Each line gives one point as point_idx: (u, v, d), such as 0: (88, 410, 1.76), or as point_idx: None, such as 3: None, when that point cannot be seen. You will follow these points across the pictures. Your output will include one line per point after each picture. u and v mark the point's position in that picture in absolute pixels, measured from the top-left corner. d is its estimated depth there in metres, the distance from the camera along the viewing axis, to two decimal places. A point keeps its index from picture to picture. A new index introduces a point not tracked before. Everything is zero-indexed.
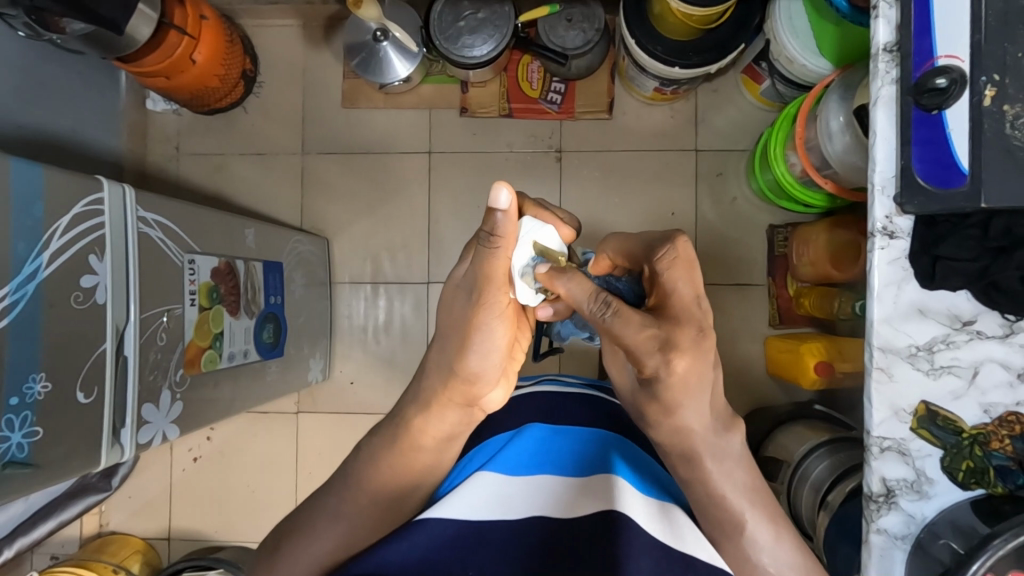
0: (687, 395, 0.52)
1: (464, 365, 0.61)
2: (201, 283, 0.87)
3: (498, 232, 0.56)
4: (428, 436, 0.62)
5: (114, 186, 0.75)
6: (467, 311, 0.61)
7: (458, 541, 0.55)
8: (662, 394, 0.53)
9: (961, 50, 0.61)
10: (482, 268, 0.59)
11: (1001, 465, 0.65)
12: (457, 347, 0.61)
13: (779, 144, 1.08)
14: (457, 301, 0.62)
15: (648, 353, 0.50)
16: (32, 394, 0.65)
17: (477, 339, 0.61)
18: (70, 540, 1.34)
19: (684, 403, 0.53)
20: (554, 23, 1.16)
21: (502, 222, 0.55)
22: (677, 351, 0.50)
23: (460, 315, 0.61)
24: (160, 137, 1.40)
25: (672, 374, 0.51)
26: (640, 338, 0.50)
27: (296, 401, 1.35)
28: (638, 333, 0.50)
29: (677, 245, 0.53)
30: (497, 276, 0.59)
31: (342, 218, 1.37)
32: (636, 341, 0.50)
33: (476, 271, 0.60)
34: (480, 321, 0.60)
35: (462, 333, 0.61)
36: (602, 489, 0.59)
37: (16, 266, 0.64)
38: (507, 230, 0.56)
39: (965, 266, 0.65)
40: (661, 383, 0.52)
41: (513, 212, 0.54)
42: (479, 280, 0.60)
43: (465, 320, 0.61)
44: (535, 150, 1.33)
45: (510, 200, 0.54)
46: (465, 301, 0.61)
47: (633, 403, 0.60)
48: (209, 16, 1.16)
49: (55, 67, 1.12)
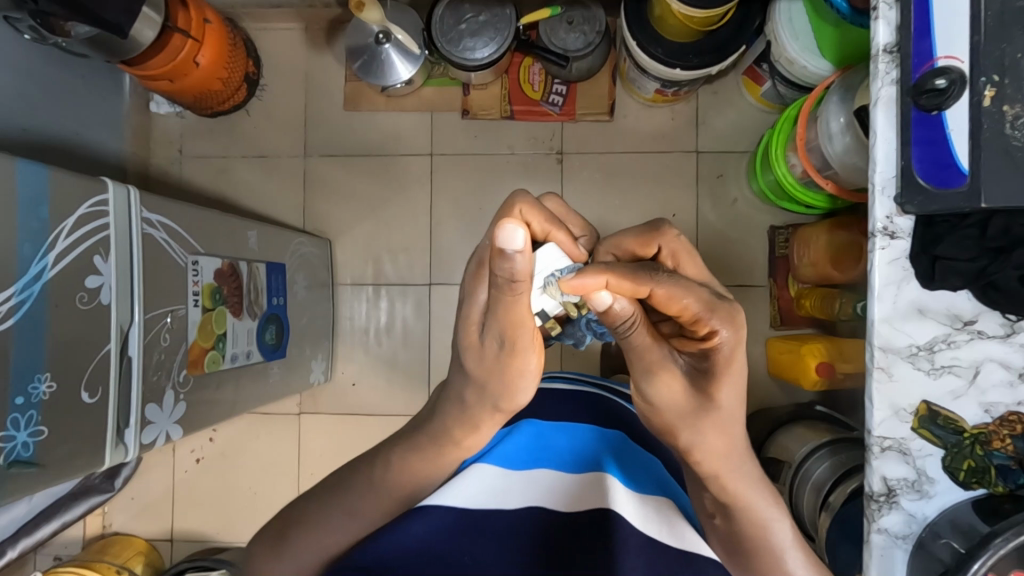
0: (742, 365, 0.53)
1: (512, 401, 0.56)
2: (203, 285, 0.87)
3: (516, 278, 0.46)
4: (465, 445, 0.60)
5: (119, 187, 0.76)
6: (501, 360, 0.54)
7: (456, 527, 0.54)
8: (725, 366, 0.52)
9: (960, 52, 0.61)
10: (503, 314, 0.50)
11: (1002, 464, 0.66)
12: (507, 385, 0.55)
13: (780, 146, 1.09)
14: (484, 350, 0.54)
15: (717, 313, 0.50)
16: (37, 393, 0.66)
17: (518, 382, 0.55)
18: (72, 542, 1.35)
19: (738, 372, 0.53)
20: (555, 25, 1.17)
21: (518, 265, 0.45)
22: (733, 308, 0.51)
23: (495, 366, 0.54)
24: (164, 139, 1.40)
25: (737, 335, 0.51)
26: (700, 298, 0.50)
27: (298, 402, 1.35)
28: (698, 293, 0.50)
29: (674, 225, 0.56)
30: (521, 323, 0.51)
31: (343, 220, 1.37)
32: (700, 302, 0.50)
33: (499, 319, 0.51)
34: (518, 364, 0.54)
35: (502, 378, 0.54)
36: (600, 484, 0.59)
37: (21, 268, 0.64)
38: (525, 274, 0.46)
39: (964, 266, 0.65)
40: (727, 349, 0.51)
41: (530, 252, 0.44)
42: (502, 326, 0.51)
43: (503, 370, 0.54)
44: (537, 152, 1.33)
45: (525, 239, 0.43)
46: (496, 355, 0.54)
47: (693, 404, 0.54)
48: (213, 19, 1.16)
49: (60, 70, 1.13)
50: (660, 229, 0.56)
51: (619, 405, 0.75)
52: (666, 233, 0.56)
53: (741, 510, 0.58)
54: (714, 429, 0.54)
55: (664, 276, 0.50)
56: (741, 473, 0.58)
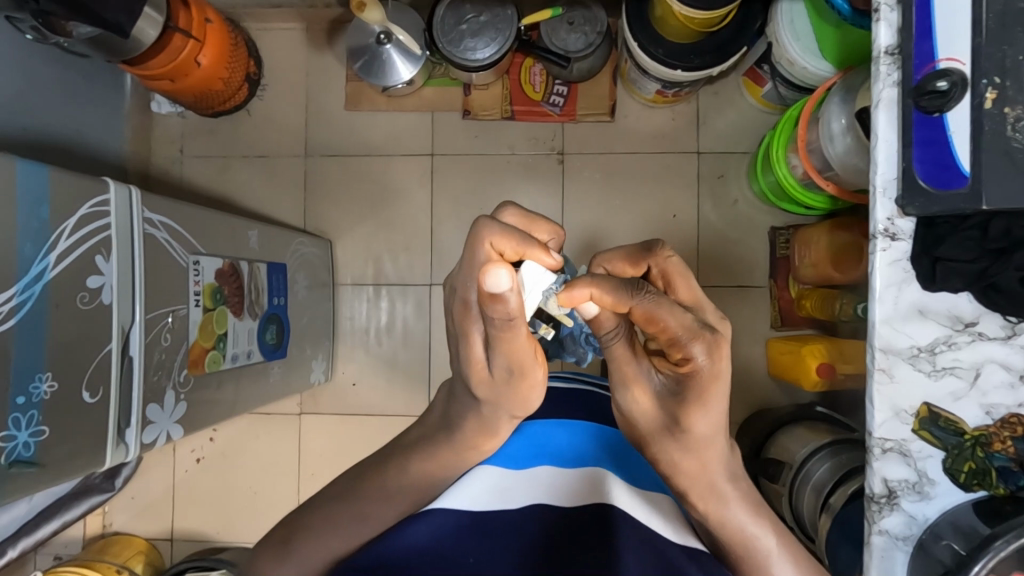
0: (722, 397, 0.50)
1: (529, 408, 0.57)
2: (204, 285, 0.87)
3: (511, 315, 0.46)
4: (485, 449, 0.60)
5: (121, 188, 0.76)
6: (512, 387, 0.53)
7: (459, 529, 0.54)
8: (702, 393, 0.50)
9: (962, 53, 0.61)
10: (503, 348, 0.50)
11: (1003, 465, 0.66)
12: (519, 398, 0.55)
13: (781, 146, 1.09)
14: (494, 379, 0.53)
15: (697, 339, 0.48)
16: (38, 393, 0.66)
17: (530, 395, 0.55)
18: (72, 541, 1.35)
19: (718, 403, 0.50)
20: (556, 26, 1.17)
21: (511, 303, 0.45)
22: (716, 335, 0.49)
23: (505, 392, 0.54)
24: (165, 139, 1.40)
25: (716, 363, 0.49)
26: (682, 321, 0.48)
27: (299, 402, 1.35)
28: (680, 317, 0.48)
29: (668, 244, 0.54)
30: (525, 349, 0.51)
31: (343, 220, 1.37)
32: (681, 325, 0.48)
33: (503, 354, 0.50)
34: (530, 383, 0.54)
35: (515, 397, 0.54)
36: (600, 483, 0.59)
37: (22, 267, 0.65)
38: (517, 310, 0.46)
39: (965, 267, 0.65)
40: (703, 376, 0.49)
41: (517, 287, 0.45)
42: (506, 357, 0.51)
43: (514, 393, 0.54)
44: (538, 152, 1.33)
45: (510, 280, 0.44)
46: (505, 380, 0.53)
47: (663, 423, 0.52)
48: (214, 19, 1.16)
49: (61, 70, 1.13)
50: (653, 250, 0.55)
51: None
52: (659, 252, 0.54)
53: (720, 525, 0.54)
54: (680, 450, 0.52)
55: (648, 294, 0.48)
56: (715, 488, 0.53)
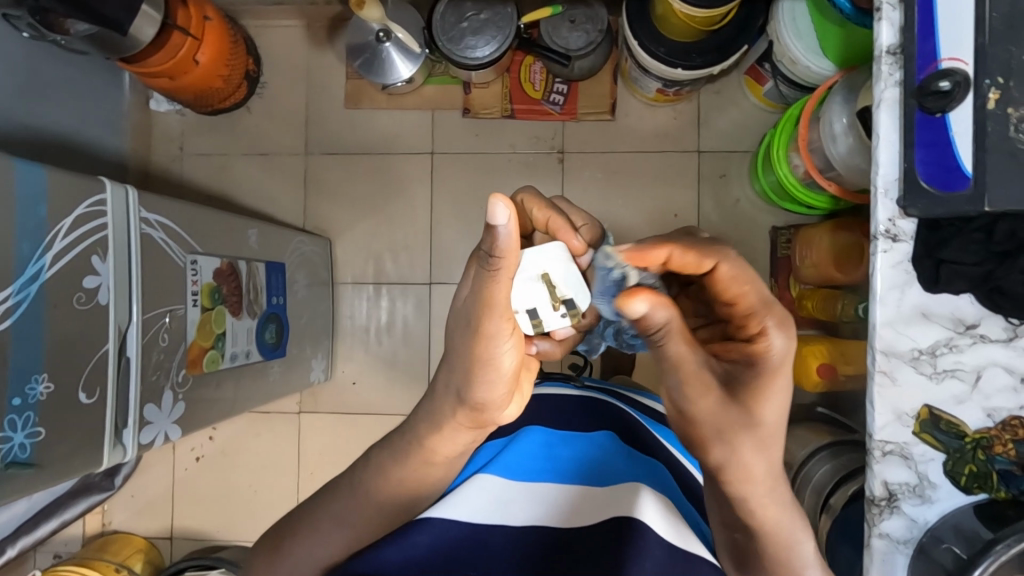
0: (784, 388, 0.52)
1: (472, 395, 0.57)
2: (203, 284, 0.87)
3: (498, 252, 0.45)
4: (437, 459, 0.61)
5: (117, 187, 0.75)
6: (468, 346, 0.54)
7: (458, 543, 0.54)
8: (771, 366, 0.52)
9: (965, 52, 0.60)
10: (480, 292, 0.50)
11: (1004, 469, 0.65)
12: (466, 379, 0.56)
13: (782, 146, 1.08)
14: (458, 326, 0.55)
15: (770, 308, 0.52)
16: (34, 394, 0.66)
17: (482, 375, 0.55)
18: (72, 539, 1.35)
19: (782, 383, 0.52)
20: (557, 23, 1.16)
21: (502, 240, 0.44)
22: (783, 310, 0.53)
23: (462, 350, 0.55)
24: (164, 137, 1.40)
25: (789, 337, 0.52)
26: (757, 293, 0.53)
27: (298, 401, 1.35)
28: (756, 288, 0.53)
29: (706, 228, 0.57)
30: (496, 304, 0.51)
31: (343, 218, 1.37)
32: (758, 296, 0.53)
33: (474, 295, 0.51)
34: (484, 353, 0.54)
35: (467, 363, 0.55)
36: (602, 498, 0.59)
37: (18, 268, 0.64)
38: (508, 251, 0.45)
39: (969, 270, 0.64)
40: (776, 346, 0.52)
41: (515, 228, 0.44)
42: (478, 307, 0.51)
43: (470, 355, 0.55)
44: (538, 151, 1.33)
45: (508, 217, 0.43)
46: (463, 335, 0.54)
47: (728, 415, 0.51)
48: (213, 17, 1.16)
49: (61, 69, 1.12)
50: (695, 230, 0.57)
51: (619, 407, 0.75)
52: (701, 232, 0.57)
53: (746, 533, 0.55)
54: (752, 447, 0.52)
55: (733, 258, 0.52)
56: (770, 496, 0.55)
